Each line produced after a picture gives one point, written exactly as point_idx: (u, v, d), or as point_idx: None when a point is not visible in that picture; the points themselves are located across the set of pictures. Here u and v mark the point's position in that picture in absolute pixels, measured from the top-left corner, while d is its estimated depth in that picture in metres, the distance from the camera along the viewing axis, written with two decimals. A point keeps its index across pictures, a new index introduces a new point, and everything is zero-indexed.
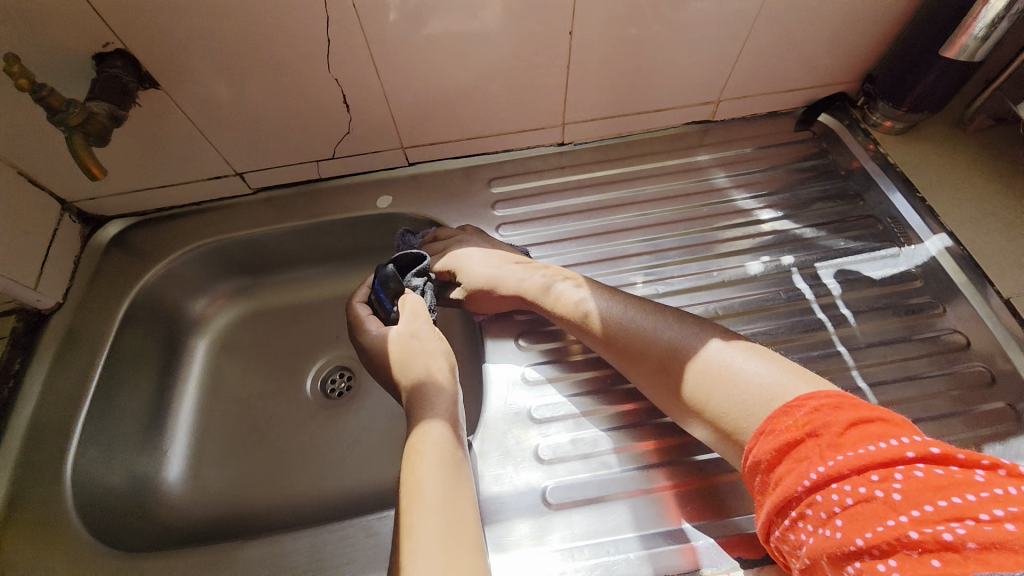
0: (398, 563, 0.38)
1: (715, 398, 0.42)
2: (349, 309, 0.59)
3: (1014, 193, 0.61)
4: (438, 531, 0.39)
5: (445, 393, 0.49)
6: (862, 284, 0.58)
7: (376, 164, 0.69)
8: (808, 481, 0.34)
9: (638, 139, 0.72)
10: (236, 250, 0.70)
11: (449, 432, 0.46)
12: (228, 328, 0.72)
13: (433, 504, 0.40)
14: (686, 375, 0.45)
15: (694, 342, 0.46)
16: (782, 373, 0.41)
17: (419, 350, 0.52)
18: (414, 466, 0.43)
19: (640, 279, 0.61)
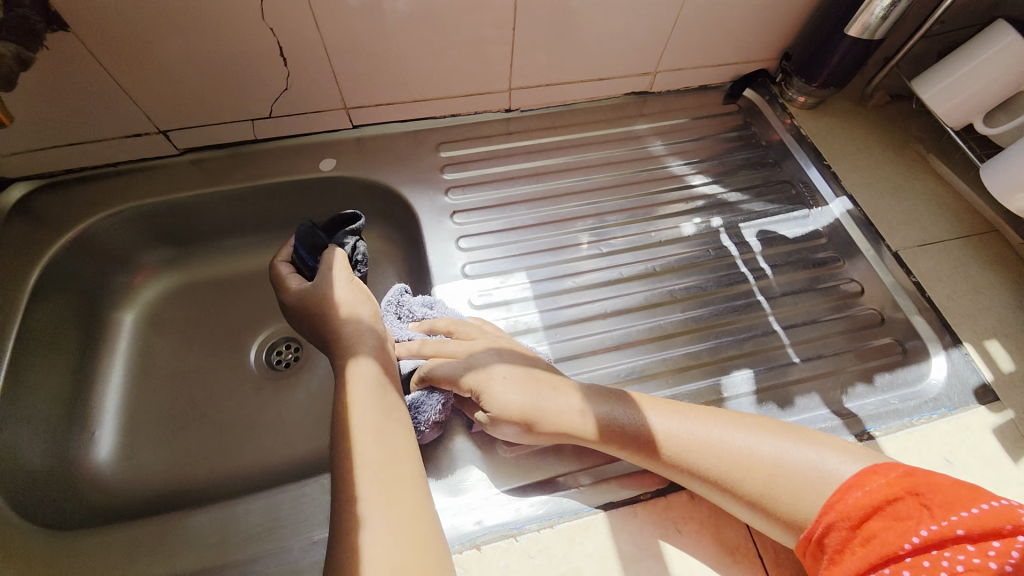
0: (338, 495, 0.38)
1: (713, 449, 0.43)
2: (273, 268, 0.56)
3: (901, 163, 0.70)
4: (376, 472, 0.39)
5: (373, 335, 0.49)
6: (778, 241, 0.65)
7: (317, 125, 0.66)
8: (911, 544, 0.35)
9: (582, 108, 0.75)
10: (163, 216, 0.65)
11: (380, 376, 0.46)
12: (158, 301, 0.68)
13: (369, 439, 0.41)
14: (725, 453, 0.42)
15: (675, 423, 0.45)
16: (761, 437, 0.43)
17: (343, 298, 0.51)
18: (350, 407, 0.43)
19: (585, 240, 0.64)
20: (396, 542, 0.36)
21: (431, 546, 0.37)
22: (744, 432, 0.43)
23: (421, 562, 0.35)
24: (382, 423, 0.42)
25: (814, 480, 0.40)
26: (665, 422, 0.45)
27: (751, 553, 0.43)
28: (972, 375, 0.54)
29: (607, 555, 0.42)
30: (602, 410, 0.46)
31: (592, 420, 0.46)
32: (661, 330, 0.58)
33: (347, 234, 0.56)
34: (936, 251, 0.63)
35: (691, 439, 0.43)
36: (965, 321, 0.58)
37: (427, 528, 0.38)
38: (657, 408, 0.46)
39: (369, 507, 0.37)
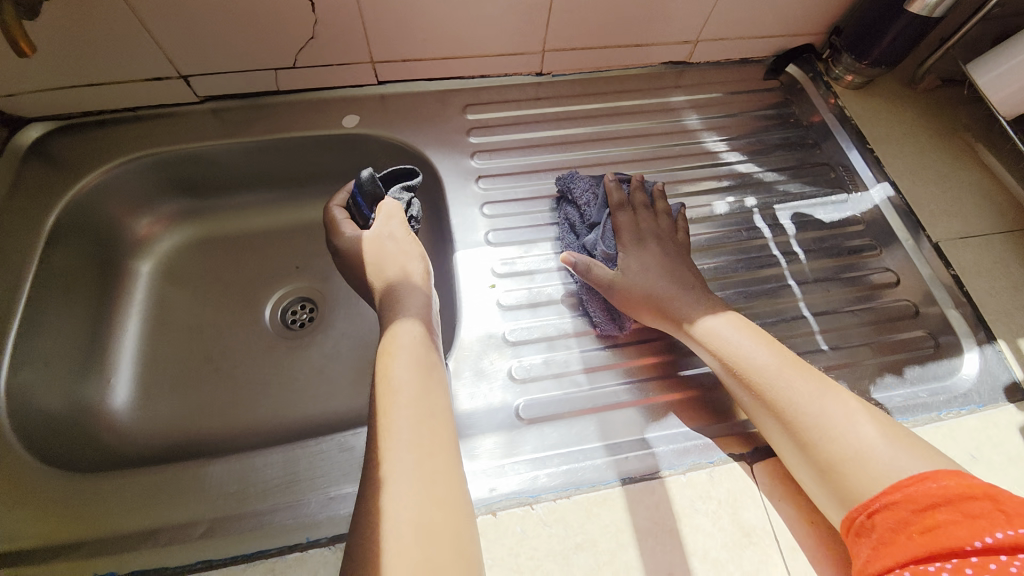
0: (374, 449, 0.38)
1: (761, 367, 0.45)
2: (327, 213, 0.56)
3: (949, 150, 0.67)
4: (412, 428, 0.39)
5: (418, 294, 0.49)
6: (812, 226, 0.63)
7: (342, 79, 0.64)
8: (978, 543, 0.32)
9: (616, 76, 0.71)
10: (183, 165, 0.63)
11: (422, 332, 0.46)
12: (175, 252, 0.67)
13: (407, 397, 0.40)
14: (803, 403, 0.43)
15: (768, 362, 0.46)
16: (810, 381, 0.44)
17: (394, 254, 0.51)
18: (387, 364, 0.42)
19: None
20: (425, 500, 0.36)
21: (460, 508, 0.37)
22: (837, 407, 0.42)
23: (449, 522, 0.35)
24: (422, 379, 0.42)
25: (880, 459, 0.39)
26: (722, 330, 0.48)
27: (766, 536, 0.42)
28: (1004, 373, 0.53)
29: (623, 529, 0.42)
30: (730, 344, 0.47)
31: (718, 347, 0.48)
32: None
33: (403, 190, 0.55)
34: (977, 245, 0.60)
35: (770, 383, 0.45)
36: (1001, 317, 0.56)
37: (457, 490, 0.38)
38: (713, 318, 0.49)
39: (405, 463, 0.37)
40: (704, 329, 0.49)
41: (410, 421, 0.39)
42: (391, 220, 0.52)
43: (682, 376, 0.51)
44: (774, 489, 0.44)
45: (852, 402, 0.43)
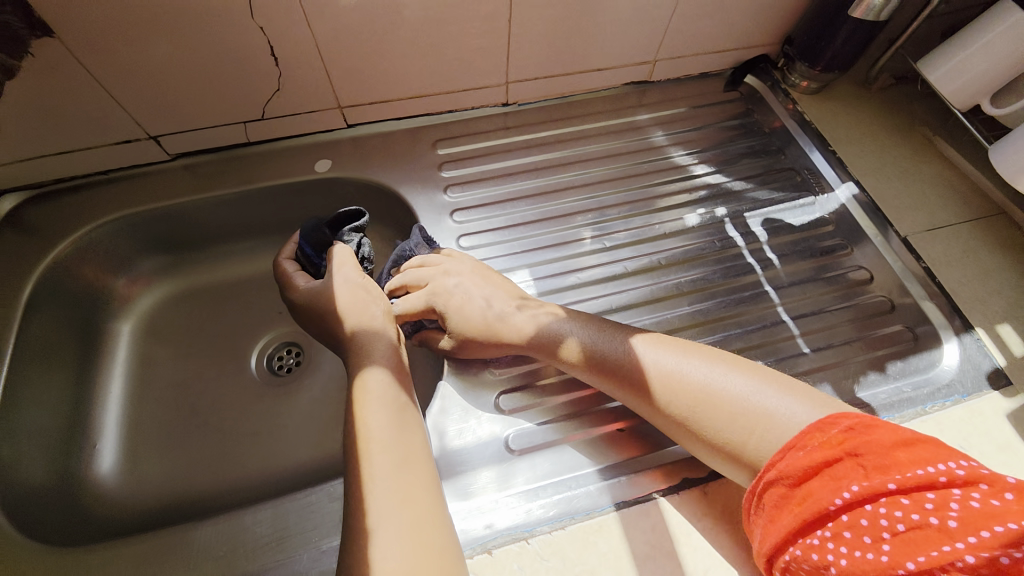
0: (353, 498, 0.38)
1: (673, 386, 0.44)
2: (278, 266, 0.57)
3: (908, 145, 0.69)
4: (391, 476, 0.38)
5: (382, 338, 0.49)
6: (784, 229, 0.64)
7: (312, 125, 0.65)
8: (839, 500, 0.34)
9: (580, 100, 0.73)
10: (160, 223, 0.64)
11: (392, 375, 0.46)
12: (155, 309, 0.67)
13: (386, 439, 0.40)
14: (703, 397, 0.43)
15: (690, 364, 0.45)
16: (721, 371, 0.44)
17: (346, 300, 0.51)
18: (361, 409, 0.42)
19: (586, 237, 0.63)
20: (406, 546, 0.35)
21: (445, 555, 0.36)
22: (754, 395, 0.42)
23: (435, 563, 0.35)
24: (398, 423, 0.42)
25: (738, 397, 0.42)
26: (652, 356, 0.46)
27: None
28: (984, 360, 0.53)
29: (622, 555, 0.41)
30: (664, 360, 0.46)
31: (655, 383, 0.45)
32: (666, 324, 0.57)
33: (352, 231, 0.56)
34: (945, 235, 0.61)
35: (686, 391, 0.44)
36: (977, 305, 0.57)
37: (441, 536, 0.37)
38: (655, 348, 0.47)
39: (385, 508, 0.37)
40: (655, 370, 0.46)
41: (390, 469, 0.39)
42: (342, 268, 0.52)
43: None
44: None
45: (742, 372, 0.44)
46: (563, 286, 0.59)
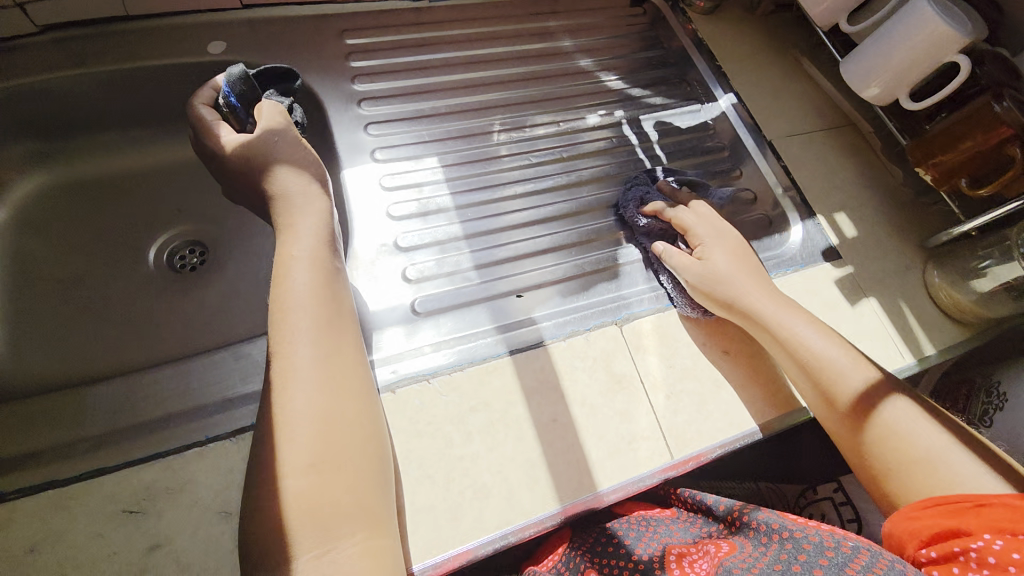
0: (273, 351, 0.39)
1: (752, 303, 0.51)
2: (192, 112, 0.49)
3: (781, 64, 0.77)
4: (311, 334, 0.40)
5: (318, 204, 0.47)
6: (671, 132, 0.70)
7: (202, 2, 0.61)
8: None
9: (493, 3, 0.74)
10: (28, 103, 0.57)
11: (326, 242, 0.45)
12: (33, 198, 0.61)
13: (306, 300, 0.41)
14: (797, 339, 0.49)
15: (752, 284, 0.53)
16: (769, 301, 0.51)
17: (289, 156, 0.47)
18: (287, 267, 0.42)
19: (497, 139, 0.65)
20: (322, 394, 0.38)
21: (349, 424, 0.38)
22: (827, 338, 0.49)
23: (346, 407, 0.38)
24: (329, 298, 0.42)
25: (796, 335, 0.49)
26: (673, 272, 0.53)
27: (634, 381, 0.50)
28: (822, 240, 0.64)
29: (513, 389, 0.47)
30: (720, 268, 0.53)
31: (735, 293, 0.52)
32: (565, 209, 0.62)
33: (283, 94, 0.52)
34: (802, 141, 0.71)
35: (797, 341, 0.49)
36: (820, 197, 0.67)
37: (351, 407, 0.39)
38: (733, 262, 0.54)
39: (305, 359, 0.39)
40: (688, 266, 0.54)
41: (314, 341, 0.40)
42: (281, 126, 0.48)
43: (585, 269, 0.58)
44: (639, 343, 0.52)
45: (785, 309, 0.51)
46: (477, 179, 0.61)
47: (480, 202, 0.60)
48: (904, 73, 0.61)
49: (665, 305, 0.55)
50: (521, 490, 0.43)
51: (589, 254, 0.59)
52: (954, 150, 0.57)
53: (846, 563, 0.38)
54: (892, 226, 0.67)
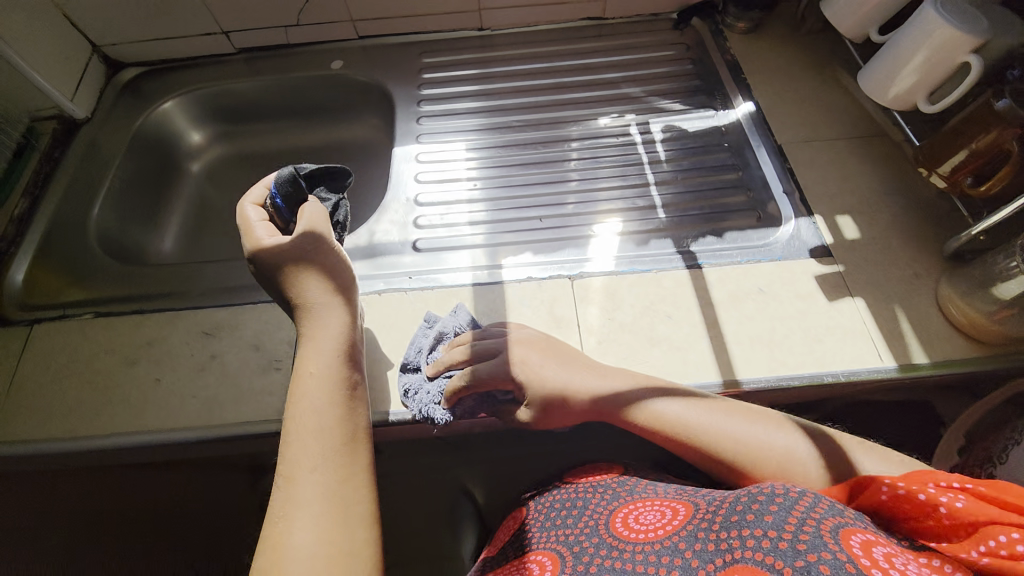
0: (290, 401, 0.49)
1: (552, 362, 0.53)
2: (241, 213, 0.57)
3: (817, 76, 0.78)
4: (319, 393, 0.48)
5: (338, 308, 0.53)
6: (679, 134, 0.77)
7: (333, 34, 0.88)
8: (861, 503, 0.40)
9: (545, 30, 0.90)
10: (223, 98, 0.89)
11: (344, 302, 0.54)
12: (215, 160, 0.92)
13: (325, 359, 0.50)
14: (596, 392, 0.51)
15: (561, 372, 0.52)
16: (541, 349, 0.54)
17: (312, 269, 0.53)
18: (307, 313, 0.53)
19: (572, 129, 0.80)
20: (325, 446, 0.46)
21: (353, 552, 0.42)
22: (598, 397, 0.52)
23: (345, 456, 0.46)
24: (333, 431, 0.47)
25: (612, 390, 0.51)
26: (525, 368, 0.53)
27: (571, 323, 0.59)
28: (814, 238, 0.64)
29: (468, 310, 0.60)
30: (544, 373, 0.52)
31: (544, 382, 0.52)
32: (559, 188, 0.73)
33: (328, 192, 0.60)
34: (818, 146, 0.71)
35: (622, 391, 0.51)
36: (823, 199, 0.67)
37: (354, 533, 0.43)
38: (537, 365, 0.53)
39: (318, 405, 0.48)
40: (529, 373, 0.53)
41: (321, 467, 0.45)
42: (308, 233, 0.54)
43: (562, 236, 0.68)
44: (585, 295, 0.60)
45: (562, 360, 0.53)
46: (549, 158, 0.77)
47: (491, 177, 0.75)
48: (935, 67, 0.60)
49: (620, 271, 0.62)
50: (454, 382, 0.56)
51: (569, 225, 0.69)
52: (951, 152, 0.59)
53: (793, 508, 0.38)
54: (909, 235, 0.64)
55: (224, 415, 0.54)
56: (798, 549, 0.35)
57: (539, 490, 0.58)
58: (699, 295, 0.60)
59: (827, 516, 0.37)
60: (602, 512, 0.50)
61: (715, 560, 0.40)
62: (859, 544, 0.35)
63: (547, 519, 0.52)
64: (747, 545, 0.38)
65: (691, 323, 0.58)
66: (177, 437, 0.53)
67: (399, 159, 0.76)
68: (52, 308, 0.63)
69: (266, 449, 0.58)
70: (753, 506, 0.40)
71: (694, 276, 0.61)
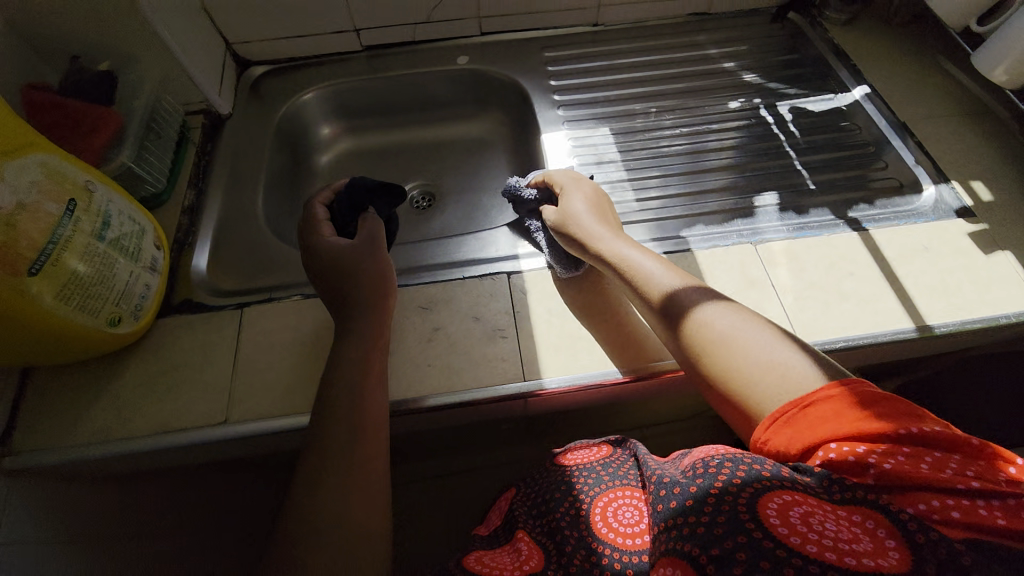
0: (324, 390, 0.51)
1: (576, 216, 0.62)
2: (309, 209, 0.65)
3: (918, 62, 0.87)
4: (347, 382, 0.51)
5: (381, 302, 0.58)
6: (806, 115, 0.84)
7: (457, 31, 0.92)
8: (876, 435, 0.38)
9: (654, 25, 0.96)
10: (354, 94, 0.91)
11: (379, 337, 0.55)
12: (344, 153, 0.94)
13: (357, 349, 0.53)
14: (581, 228, 0.61)
15: (591, 220, 0.61)
16: (581, 202, 0.64)
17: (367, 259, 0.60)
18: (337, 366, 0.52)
19: (703, 113, 0.86)
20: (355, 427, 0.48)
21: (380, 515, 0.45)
22: (614, 253, 0.58)
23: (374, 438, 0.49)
24: (375, 405, 0.51)
25: (620, 253, 0.58)
26: (576, 216, 0.63)
27: (765, 283, 0.64)
28: (955, 201, 0.71)
29: None
30: (574, 210, 0.63)
31: (580, 232, 0.61)
32: (707, 166, 0.79)
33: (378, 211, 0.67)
34: (938, 122, 0.79)
35: (620, 253, 0.58)
36: (955, 166, 0.74)
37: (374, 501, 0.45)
38: (575, 212, 0.63)
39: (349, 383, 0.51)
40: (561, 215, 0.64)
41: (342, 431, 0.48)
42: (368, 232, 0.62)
43: (727, 210, 0.73)
44: (771, 258, 0.66)
45: (629, 242, 0.59)
46: (688, 138, 0.83)
47: (643, 158, 0.80)
48: None
49: (796, 236, 0.68)
50: None
51: (730, 200, 0.75)
52: None
53: (711, 487, 0.39)
54: None
55: (465, 379, 0.58)
56: (716, 531, 0.36)
57: (535, 470, 0.63)
58: (872, 253, 0.66)
59: (749, 481, 0.38)
60: (584, 497, 0.53)
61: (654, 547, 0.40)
62: (777, 513, 0.35)
63: (537, 503, 0.56)
64: (674, 530, 0.39)
65: (873, 279, 0.64)
66: (421, 403, 0.57)
67: (553, 146, 0.81)
68: (258, 293, 0.66)
69: (491, 412, 0.61)
70: (675, 489, 0.42)
71: (863, 238, 0.67)
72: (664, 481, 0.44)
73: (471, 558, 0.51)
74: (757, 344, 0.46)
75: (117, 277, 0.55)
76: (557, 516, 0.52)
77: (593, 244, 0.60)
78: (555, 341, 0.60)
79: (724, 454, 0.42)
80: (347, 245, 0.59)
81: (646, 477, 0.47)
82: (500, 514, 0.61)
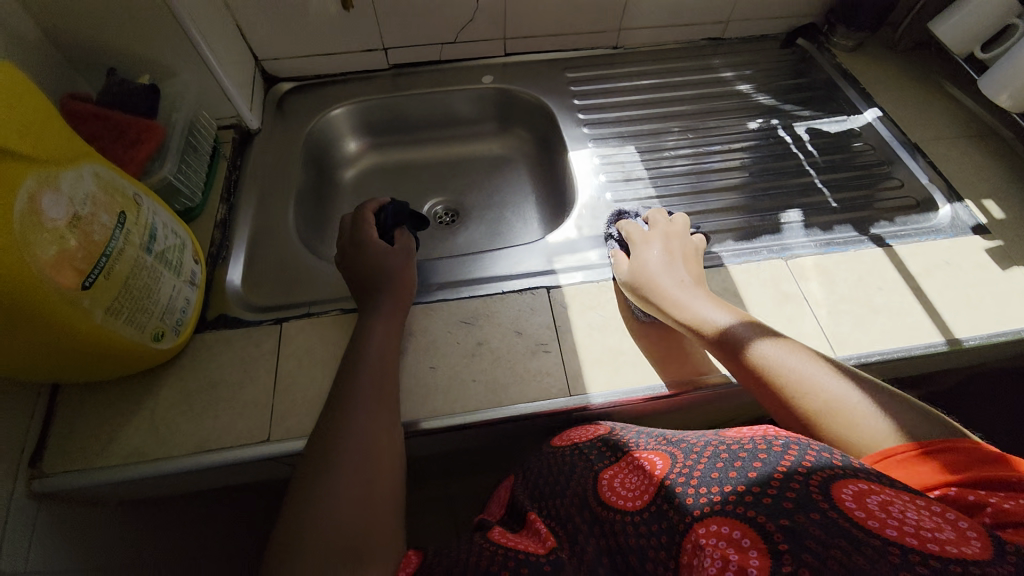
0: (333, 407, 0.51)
1: (647, 261, 0.63)
2: (360, 209, 0.68)
3: (923, 87, 0.91)
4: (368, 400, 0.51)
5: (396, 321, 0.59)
6: (822, 136, 0.87)
7: (482, 52, 0.94)
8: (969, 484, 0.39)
9: (670, 49, 0.99)
10: (380, 110, 0.92)
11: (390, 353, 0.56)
12: (369, 170, 0.95)
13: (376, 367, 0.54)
14: (643, 278, 0.62)
15: (659, 267, 0.62)
16: (644, 247, 0.65)
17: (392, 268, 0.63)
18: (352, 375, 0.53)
19: (723, 132, 0.89)
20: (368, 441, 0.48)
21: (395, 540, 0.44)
22: (669, 304, 0.59)
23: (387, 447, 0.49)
24: (397, 429, 0.50)
25: (677, 301, 0.59)
26: (635, 268, 0.63)
27: (798, 297, 0.65)
28: (971, 219, 0.74)
29: None
30: (644, 258, 0.63)
31: (642, 281, 0.61)
32: (731, 183, 0.82)
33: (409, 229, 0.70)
34: (948, 143, 0.83)
35: (680, 301, 0.59)
36: (967, 185, 0.78)
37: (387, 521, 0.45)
38: (649, 259, 0.63)
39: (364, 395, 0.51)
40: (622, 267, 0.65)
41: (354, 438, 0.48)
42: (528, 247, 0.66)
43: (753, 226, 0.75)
44: (802, 273, 0.68)
45: (683, 287, 0.61)
46: (710, 156, 0.85)
47: (669, 175, 0.82)
48: None
49: (825, 251, 0.70)
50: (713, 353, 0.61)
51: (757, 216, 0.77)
52: None
53: (778, 463, 0.42)
54: None
55: (511, 394, 0.58)
56: (784, 505, 0.38)
57: (529, 455, 0.60)
58: (898, 268, 0.68)
59: (817, 467, 0.41)
60: (587, 475, 0.50)
61: (695, 511, 0.41)
62: (852, 496, 0.38)
63: (539, 484, 0.53)
64: (731, 501, 0.40)
65: (900, 294, 0.66)
66: (468, 419, 0.56)
67: (580, 162, 0.83)
68: (296, 307, 0.65)
69: (534, 426, 0.61)
70: (738, 465, 0.44)
71: (888, 254, 0.70)
72: (714, 452, 0.46)
73: (496, 532, 0.48)
74: (811, 390, 0.49)
75: (162, 289, 0.55)
76: (561, 501, 0.50)
77: (654, 291, 0.60)
78: (598, 355, 0.60)
79: (792, 439, 0.45)
80: (387, 252, 0.63)
81: (686, 450, 0.48)
82: (500, 503, 0.58)
